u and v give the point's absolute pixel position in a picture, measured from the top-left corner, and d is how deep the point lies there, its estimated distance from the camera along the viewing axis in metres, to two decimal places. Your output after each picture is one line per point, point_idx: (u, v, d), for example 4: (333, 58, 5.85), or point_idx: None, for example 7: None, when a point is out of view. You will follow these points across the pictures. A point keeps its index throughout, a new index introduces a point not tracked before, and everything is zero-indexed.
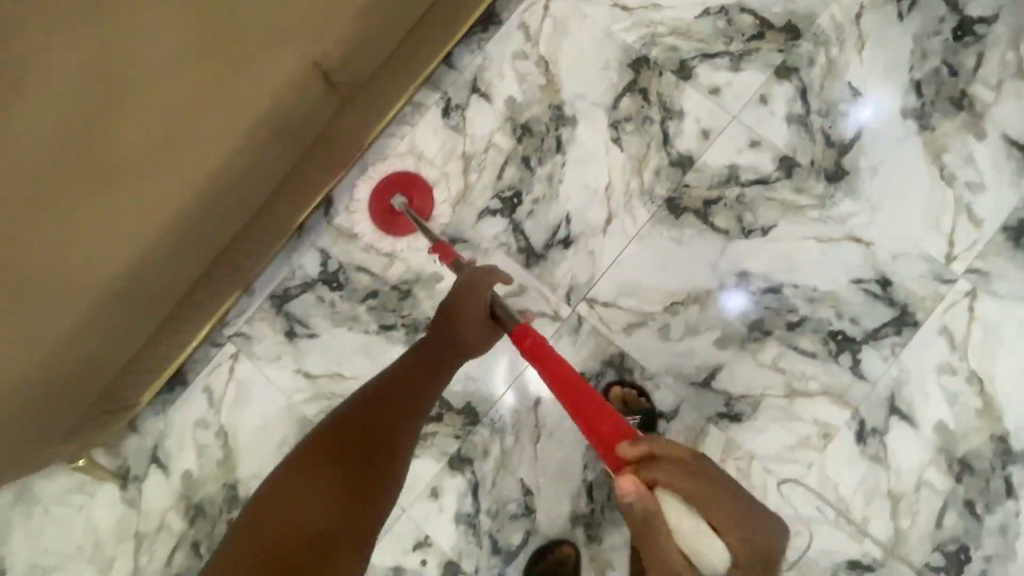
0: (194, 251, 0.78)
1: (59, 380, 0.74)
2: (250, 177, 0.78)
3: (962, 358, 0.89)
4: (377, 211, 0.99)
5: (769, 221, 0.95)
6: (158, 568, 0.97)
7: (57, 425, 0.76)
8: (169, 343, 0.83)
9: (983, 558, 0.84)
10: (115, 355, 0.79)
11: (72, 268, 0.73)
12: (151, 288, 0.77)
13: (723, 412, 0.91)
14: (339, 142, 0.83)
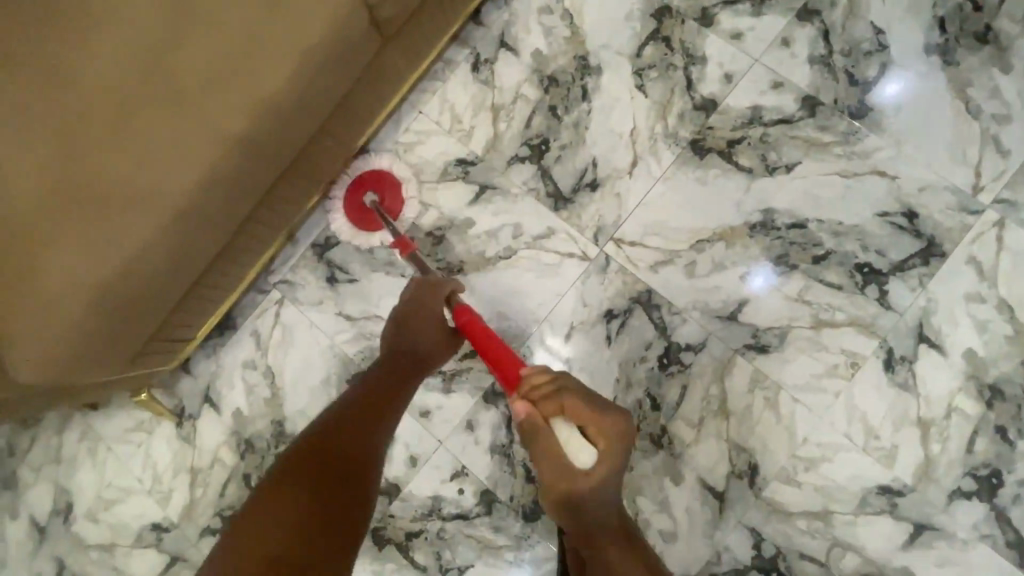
0: (245, 190, 0.78)
1: (112, 326, 0.75)
2: (301, 116, 0.78)
3: (991, 287, 0.89)
4: (350, 211, 1.01)
5: (793, 158, 0.97)
6: (212, 499, 1.03)
7: (115, 360, 0.80)
8: (221, 286, 0.92)
9: (1016, 482, 0.85)
10: (171, 294, 0.80)
11: (131, 199, 0.71)
12: (202, 228, 0.77)
13: (751, 344, 0.93)
14: (372, 93, 0.91)
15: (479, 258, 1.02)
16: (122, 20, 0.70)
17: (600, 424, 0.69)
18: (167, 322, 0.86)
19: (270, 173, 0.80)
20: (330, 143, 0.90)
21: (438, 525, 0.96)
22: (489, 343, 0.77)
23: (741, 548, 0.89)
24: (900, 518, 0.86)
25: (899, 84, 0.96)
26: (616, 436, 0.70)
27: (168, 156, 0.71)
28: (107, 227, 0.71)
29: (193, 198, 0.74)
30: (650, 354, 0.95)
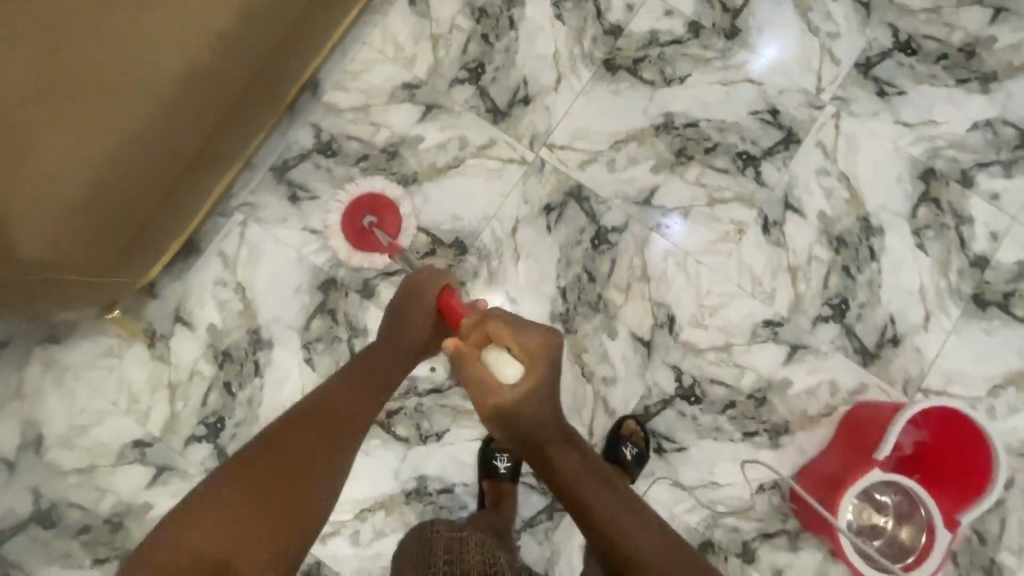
0: (215, 98, 0.89)
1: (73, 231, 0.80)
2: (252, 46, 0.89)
3: (833, 163, 1.16)
4: (349, 230, 1.11)
5: (684, 72, 1.19)
6: (194, 410, 1.09)
7: (88, 253, 0.85)
8: (174, 211, 0.98)
9: (858, 305, 1.12)
10: (141, 193, 0.87)
11: (114, 120, 0.75)
12: (175, 133, 0.86)
13: (663, 222, 1.14)
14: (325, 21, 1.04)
15: (431, 169, 1.15)
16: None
17: (523, 340, 0.70)
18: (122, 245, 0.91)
19: (232, 82, 0.90)
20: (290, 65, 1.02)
21: (416, 401, 1.09)
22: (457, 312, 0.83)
23: (667, 383, 1.10)
24: (781, 342, 1.11)
25: (789, 25, 1.20)
26: (534, 351, 0.69)
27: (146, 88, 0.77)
28: (101, 127, 0.74)
29: (173, 97, 0.81)
30: (584, 237, 1.13)
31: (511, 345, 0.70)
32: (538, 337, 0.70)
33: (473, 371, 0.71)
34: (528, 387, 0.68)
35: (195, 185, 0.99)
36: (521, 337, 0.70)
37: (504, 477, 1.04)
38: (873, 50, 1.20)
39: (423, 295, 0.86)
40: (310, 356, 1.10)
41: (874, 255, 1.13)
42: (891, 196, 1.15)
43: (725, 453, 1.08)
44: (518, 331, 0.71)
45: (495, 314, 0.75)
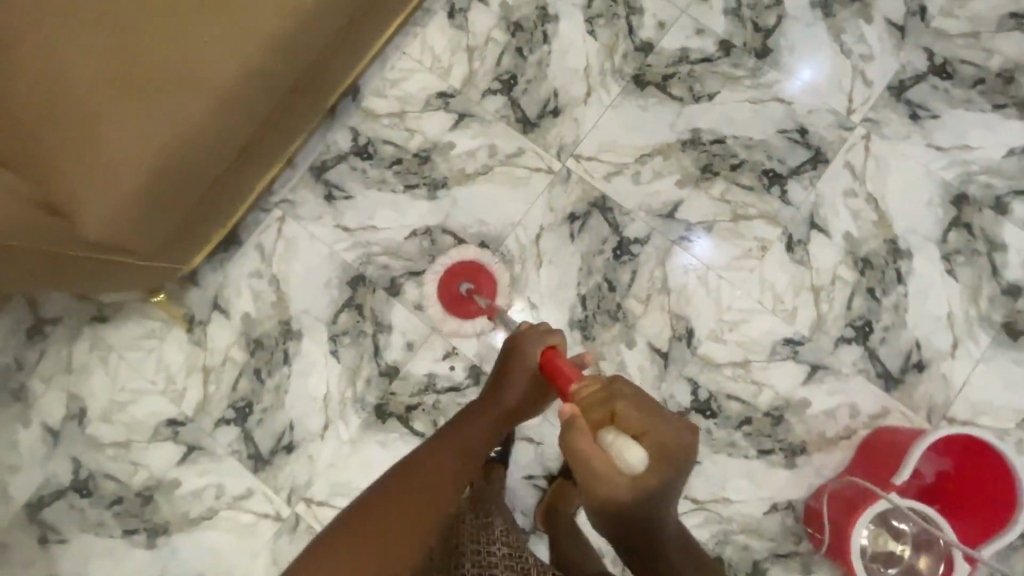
0: (269, 91, 0.88)
1: (134, 223, 0.82)
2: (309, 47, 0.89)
3: (862, 184, 1.16)
4: (445, 299, 1.15)
5: (713, 89, 1.20)
6: (225, 393, 1.15)
7: (147, 241, 0.88)
8: (225, 204, 1.02)
9: (882, 328, 1.11)
10: (194, 183, 0.87)
11: (160, 111, 0.81)
12: (220, 117, 0.84)
13: (685, 235, 1.15)
14: (372, 27, 1.06)
15: (461, 174, 1.20)
16: None
17: (657, 431, 0.68)
18: (176, 235, 0.96)
19: (279, 65, 0.86)
20: (338, 64, 1.03)
21: (434, 397, 1.13)
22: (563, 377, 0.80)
23: (683, 395, 1.10)
24: (800, 361, 1.10)
25: (821, 46, 1.21)
26: (670, 447, 0.67)
27: (190, 82, 0.82)
28: (141, 113, 0.81)
29: (212, 83, 0.83)
30: (606, 247, 1.16)
31: (644, 436, 0.68)
32: (678, 432, 0.69)
33: (587, 451, 0.67)
34: (643, 480, 0.65)
35: (244, 180, 1.02)
36: (643, 419, 0.69)
37: (496, 459, 1.06)
38: (907, 73, 1.19)
39: (526, 348, 0.90)
40: (336, 348, 1.15)
41: (901, 278, 1.12)
42: (921, 219, 1.14)
43: (739, 469, 1.07)
44: (643, 415, 0.69)
45: (620, 389, 0.73)
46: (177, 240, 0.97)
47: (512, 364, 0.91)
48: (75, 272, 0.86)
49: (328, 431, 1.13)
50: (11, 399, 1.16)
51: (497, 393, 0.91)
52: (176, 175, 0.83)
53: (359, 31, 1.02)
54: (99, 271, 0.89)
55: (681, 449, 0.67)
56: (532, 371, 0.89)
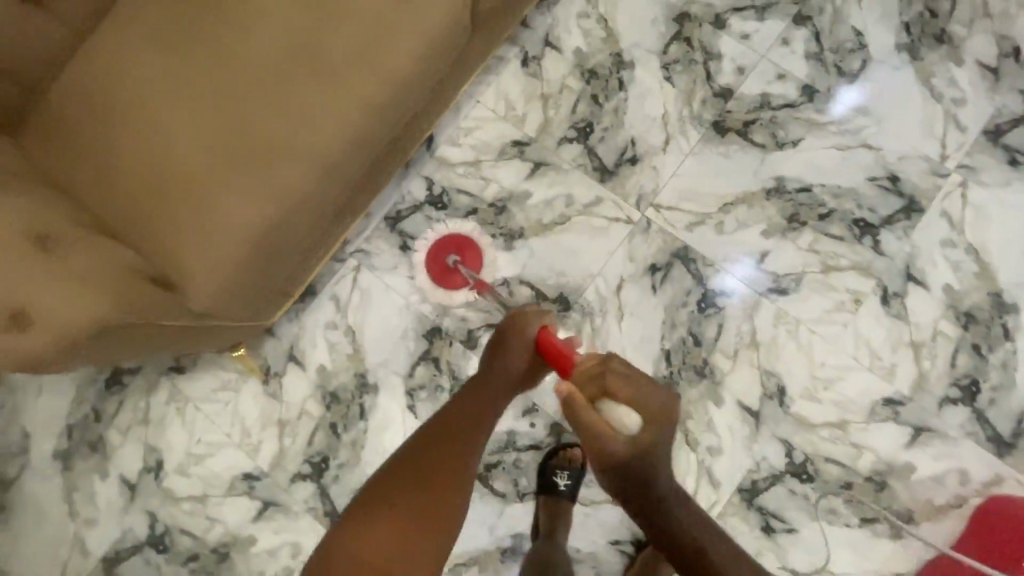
0: (367, 155, 0.87)
1: (237, 291, 0.83)
2: (406, 107, 0.87)
3: (960, 234, 1.10)
4: (433, 270, 1.15)
5: (797, 135, 1.17)
6: (301, 448, 1.13)
7: (247, 306, 0.89)
8: (319, 260, 1.01)
9: (990, 388, 1.04)
10: (293, 250, 0.87)
11: (267, 184, 0.82)
12: (321, 186, 0.83)
13: (772, 287, 1.11)
14: (461, 79, 1.03)
15: (537, 224, 1.18)
16: (274, 57, 0.84)
17: (639, 394, 0.73)
18: (275, 295, 0.95)
19: (377, 128, 0.85)
20: (429, 116, 1.01)
21: (514, 456, 1.09)
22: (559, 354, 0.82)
23: (777, 457, 1.05)
24: (902, 422, 1.04)
25: (909, 90, 1.17)
26: (657, 411, 0.72)
27: (295, 153, 0.82)
28: (250, 186, 0.82)
29: (316, 153, 0.82)
30: (690, 300, 1.12)
31: (631, 399, 0.73)
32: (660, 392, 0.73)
33: (589, 418, 0.70)
34: (642, 440, 0.70)
35: (337, 236, 1.01)
36: (633, 390, 0.73)
37: (562, 494, 1.03)
38: (1003, 117, 1.14)
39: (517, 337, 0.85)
40: (413, 403, 1.13)
41: (1009, 334, 1.06)
42: None
43: (840, 539, 1.01)
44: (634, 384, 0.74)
45: (614, 361, 0.76)
46: (276, 299, 0.97)
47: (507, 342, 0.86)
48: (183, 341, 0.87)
49: None
50: (90, 451, 1.16)
51: (495, 365, 0.86)
52: (278, 242, 0.83)
53: (451, 81, 0.99)
54: (208, 338, 0.90)
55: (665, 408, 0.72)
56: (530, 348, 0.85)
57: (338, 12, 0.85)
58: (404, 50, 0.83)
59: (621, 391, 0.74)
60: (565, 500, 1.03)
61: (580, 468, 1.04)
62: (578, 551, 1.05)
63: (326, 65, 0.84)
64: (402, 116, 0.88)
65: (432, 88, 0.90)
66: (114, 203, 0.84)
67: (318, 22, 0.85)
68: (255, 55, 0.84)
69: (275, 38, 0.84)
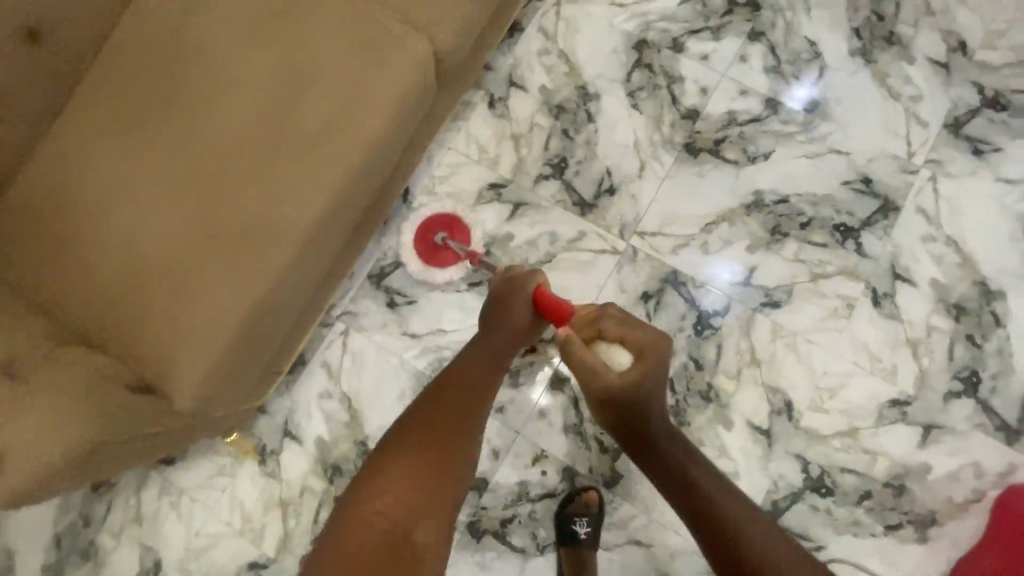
0: (341, 225, 0.83)
1: (220, 386, 0.79)
2: (376, 173, 0.84)
3: (938, 228, 1.12)
4: (422, 249, 1.13)
5: (767, 148, 1.18)
6: (307, 527, 1.08)
7: (232, 397, 0.84)
8: (303, 336, 0.97)
9: (990, 377, 1.05)
10: (274, 333, 0.83)
11: (239, 270, 0.78)
12: (298, 265, 0.80)
13: (765, 301, 1.11)
14: (430, 132, 1.00)
15: (524, 265, 1.16)
16: (234, 139, 0.81)
17: (633, 337, 0.88)
18: (261, 378, 0.91)
19: (349, 199, 0.82)
20: (402, 174, 0.99)
21: (529, 507, 1.06)
22: (555, 305, 0.91)
23: (794, 474, 1.03)
24: (910, 422, 1.04)
25: (868, 93, 1.20)
26: (645, 348, 0.87)
27: (265, 235, 0.79)
28: (222, 276, 0.78)
29: (287, 232, 0.79)
30: (686, 324, 1.11)
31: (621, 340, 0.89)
32: (651, 334, 0.88)
33: (583, 353, 0.87)
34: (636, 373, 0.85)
35: (319, 307, 0.97)
36: (625, 332, 0.88)
37: (583, 542, 0.99)
38: (961, 109, 1.17)
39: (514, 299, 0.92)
40: None
41: (999, 321, 1.07)
42: (1006, 257, 1.10)
43: (868, 550, 1.00)
44: (630, 326, 0.89)
45: (609, 309, 0.89)
46: (263, 382, 0.92)
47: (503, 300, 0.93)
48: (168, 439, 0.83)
49: None
50: (83, 559, 1.10)
51: (496, 322, 0.93)
52: (258, 329, 0.79)
53: (421, 137, 0.97)
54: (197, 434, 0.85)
55: (651, 347, 0.87)
56: (529, 310, 0.93)
57: (296, 85, 0.82)
58: (368, 117, 0.81)
59: (616, 333, 0.89)
60: (587, 550, 0.99)
61: (598, 512, 1.01)
62: None
63: (289, 141, 0.81)
64: (373, 182, 0.85)
65: (401, 149, 0.87)
66: (83, 309, 0.80)
67: (277, 96, 0.82)
68: (214, 139, 0.81)
69: (233, 120, 0.81)
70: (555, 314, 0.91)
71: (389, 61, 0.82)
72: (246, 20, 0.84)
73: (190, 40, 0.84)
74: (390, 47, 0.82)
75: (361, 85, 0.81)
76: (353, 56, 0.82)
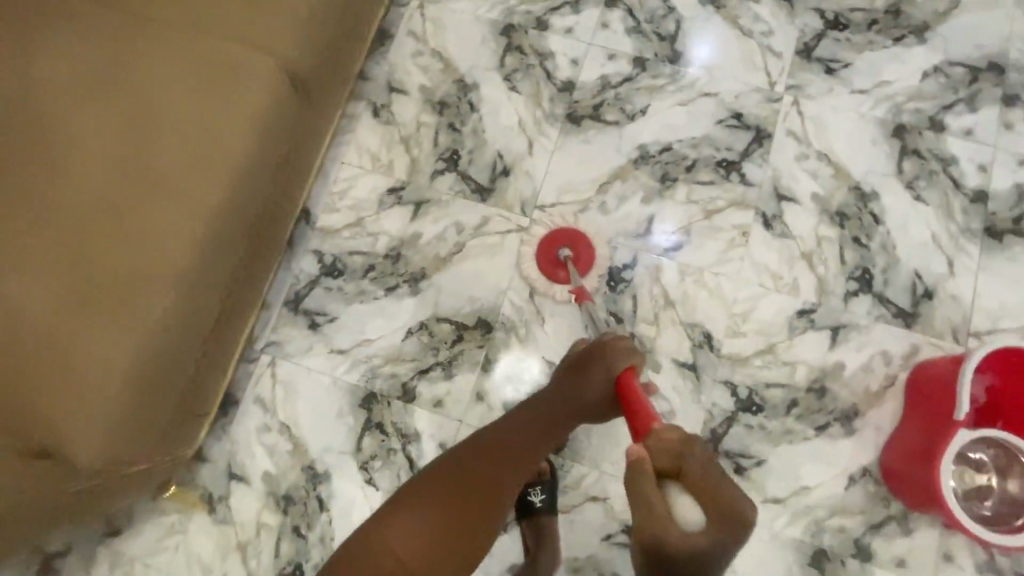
0: (224, 255, 0.85)
1: (125, 435, 0.78)
2: (252, 199, 0.87)
3: (809, 146, 1.20)
4: (542, 258, 1.12)
5: (643, 104, 1.24)
6: (269, 564, 1.07)
7: (147, 443, 0.84)
8: (214, 372, 0.97)
9: (880, 271, 1.13)
10: (178, 370, 0.84)
11: (123, 317, 0.77)
12: (187, 300, 0.81)
13: (668, 245, 1.16)
14: (305, 152, 1.04)
15: (436, 260, 1.18)
16: (92, 185, 0.80)
17: (712, 490, 0.66)
18: (176, 422, 0.90)
19: (227, 228, 0.84)
20: (286, 197, 1.01)
21: None
22: (639, 404, 0.82)
23: (725, 400, 1.08)
24: (819, 328, 1.11)
25: (724, 36, 1.27)
26: (722, 516, 0.64)
27: (145, 277, 0.79)
28: (108, 324, 0.77)
29: (168, 270, 0.80)
30: (600, 282, 1.15)
31: (692, 483, 0.68)
32: (736, 501, 0.65)
33: (646, 484, 0.68)
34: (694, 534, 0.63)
35: (225, 341, 0.98)
36: (704, 477, 0.68)
37: (540, 510, 1.01)
38: (808, 35, 1.26)
39: (601, 366, 0.91)
40: (370, 475, 1.09)
41: (878, 219, 1.15)
42: (873, 160, 1.18)
43: (805, 454, 1.05)
44: (718, 477, 0.68)
45: (693, 445, 0.71)
46: (180, 425, 0.92)
47: (594, 365, 0.92)
48: (85, 500, 0.82)
49: None
50: None
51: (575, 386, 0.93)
52: (155, 371, 0.80)
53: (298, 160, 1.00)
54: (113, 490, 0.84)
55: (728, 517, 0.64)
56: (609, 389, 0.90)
57: (150, 123, 0.82)
58: (232, 146, 0.83)
59: (693, 479, 0.68)
60: (546, 517, 1.01)
61: (551, 479, 1.03)
62: (576, 559, 1.04)
63: (151, 180, 0.81)
64: (250, 209, 0.88)
65: (273, 170, 0.90)
66: None
67: (132, 137, 0.82)
68: (71, 188, 0.79)
69: (89, 167, 0.80)
70: (631, 414, 0.82)
71: (244, 89, 0.85)
72: (84, 67, 0.84)
73: (28, 96, 0.82)
74: (242, 75, 0.85)
75: (219, 115, 0.83)
76: (206, 88, 0.84)
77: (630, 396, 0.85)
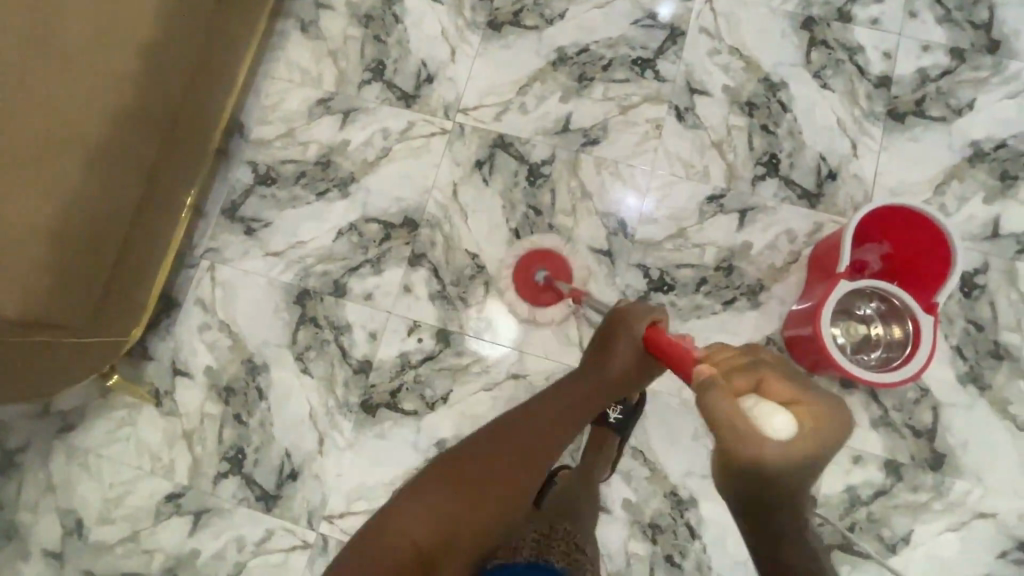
0: (140, 137, 0.91)
1: (52, 299, 0.84)
2: (163, 84, 0.92)
3: (721, 41, 1.23)
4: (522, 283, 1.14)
5: (561, 8, 1.27)
6: (214, 450, 1.14)
7: (80, 312, 0.89)
8: (147, 262, 1.03)
9: (787, 155, 1.17)
10: (101, 237, 0.89)
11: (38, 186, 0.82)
12: (101, 171, 0.86)
13: (585, 141, 1.21)
14: (230, 56, 1.10)
15: (364, 164, 1.23)
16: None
17: (805, 403, 0.54)
18: (109, 303, 0.97)
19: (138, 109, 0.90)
20: (209, 98, 1.07)
21: (413, 372, 1.14)
22: (674, 352, 0.71)
23: (638, 281, 1.14)
24: (727, 211, 1.16)
25: None
26: (821, 419, 0.53)
27: (58, 147, 0.83)
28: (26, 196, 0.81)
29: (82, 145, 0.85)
30: (520, 178, 1.20)
31: (789, 400, 0.54)
32: (831, 405, 0.54)
33: (715, 403, 0.55)
34: (792, 446, 0.51)
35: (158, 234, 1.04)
36: (792, 386, 0.55)
37: None
38: None
39: (627, 331, 0.79)
40: (306, 365, 1.15)
41: (786, 107, 1.19)
42: (783, 52, 1.22)
43: (713, 327, 1.11)
44: (799, 386, 0.56)
45: (758, 355, 0.62)
46: (114, 306, 0.98)
47: (613, 334, 0.80)
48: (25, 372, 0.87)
49: (325, 445, 1.12)
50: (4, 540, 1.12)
51: (596, 360, 0.80)
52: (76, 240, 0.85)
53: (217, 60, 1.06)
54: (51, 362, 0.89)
55: (824, 419, 0.53)
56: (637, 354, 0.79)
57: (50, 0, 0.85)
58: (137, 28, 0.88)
59: (782, 392, 0.55)
60: (596, 428, 1.03)
61: (632, 403, 1.04)
62: None
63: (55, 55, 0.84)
64: (163, 96, 0.93)
65: (185, 59, 0.95)
66: None
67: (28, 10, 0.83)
68: None
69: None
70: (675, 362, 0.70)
71: None
72: None
73: None
74: None
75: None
76: None
77: (663, 349, 0.73)
